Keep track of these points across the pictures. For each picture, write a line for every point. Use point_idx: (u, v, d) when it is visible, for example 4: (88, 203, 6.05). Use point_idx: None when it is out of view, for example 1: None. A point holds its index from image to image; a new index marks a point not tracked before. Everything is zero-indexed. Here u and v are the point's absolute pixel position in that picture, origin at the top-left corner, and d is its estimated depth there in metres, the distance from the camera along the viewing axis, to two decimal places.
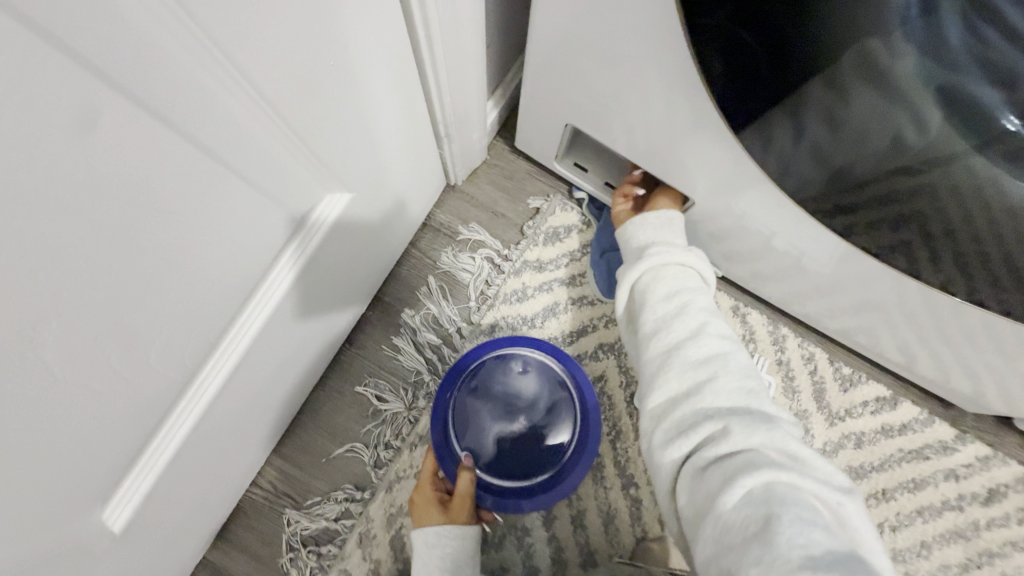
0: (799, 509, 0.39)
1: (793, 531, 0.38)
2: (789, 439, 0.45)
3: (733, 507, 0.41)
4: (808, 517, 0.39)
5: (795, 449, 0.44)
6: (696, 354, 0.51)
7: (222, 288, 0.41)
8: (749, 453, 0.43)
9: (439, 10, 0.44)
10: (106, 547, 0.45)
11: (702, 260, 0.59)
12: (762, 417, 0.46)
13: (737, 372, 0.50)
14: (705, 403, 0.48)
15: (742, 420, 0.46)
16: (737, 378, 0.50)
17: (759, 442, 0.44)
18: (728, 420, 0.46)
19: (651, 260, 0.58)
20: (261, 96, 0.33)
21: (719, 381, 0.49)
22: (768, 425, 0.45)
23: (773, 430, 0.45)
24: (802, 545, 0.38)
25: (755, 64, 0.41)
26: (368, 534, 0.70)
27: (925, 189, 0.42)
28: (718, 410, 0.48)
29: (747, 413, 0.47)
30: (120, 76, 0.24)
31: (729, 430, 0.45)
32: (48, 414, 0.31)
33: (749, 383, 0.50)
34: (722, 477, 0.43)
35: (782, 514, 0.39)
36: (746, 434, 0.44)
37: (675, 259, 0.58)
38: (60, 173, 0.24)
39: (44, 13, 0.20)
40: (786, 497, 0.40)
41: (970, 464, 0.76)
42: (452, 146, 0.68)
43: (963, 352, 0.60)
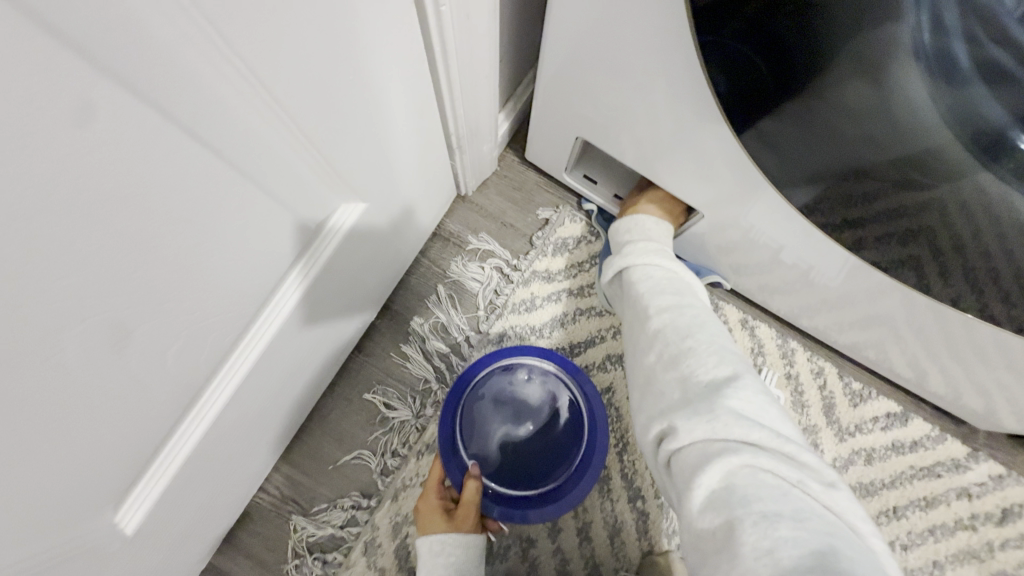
0: (761, 506, 0.37)
1: (754, 534, 0.36)
2: (734, 422, 0.42)
3: (700, 513, 0.40)
4: (774, 511, 0.37)
5: (747, 432, 0.42)
6: (646, 340, 0.53)
7: (238, 295, 0.42)
8: (700, 449, 0.42)
9: (454, 27, 0.45)
10: (116, 550, 0.45)
11: (651, 245, 0.60)
12: (706, 401, 0.44)
13: (677, 340, 0.50)
14: (656, 388, 0.49)
15: (685, 413, 0.44)
16: (678, 349, 0.50)
17: (703, 435, 0.42)
18: (675, 417, 0.45)
19: (606, 267, 0.62)
20: (281, 109, 0.34)
21: (664, 359, 0.50)
22: (709, 413, 0.43)
23: (714, 419, 0.42)
24: (768, 550, 0.35)
25: (765, 80, 0.41)
26: (374, 542, 0.71)
27: (936, 205, 0.42)
28: (671, 404, 0.47)
29: (692, 401, 0.45)
30: (147, 88, 0.25)
31: (676, 429, 0.44)
32: (67, 415, 0.31)
33: (690, 348, 0.49)
34: (684, 481, 0.42)
35: (742, 518, 0.37)
36: (688, 430, 0.43)
37: (622, 259, 0.61)
38: (86, 182, 0.25)
39: (80, 30, 0.21)
40: (744, 495, 0.38)
41: (983, 483, 0.75)
42: (463, 157, 0.69)
43: (975, 369, 0.59)
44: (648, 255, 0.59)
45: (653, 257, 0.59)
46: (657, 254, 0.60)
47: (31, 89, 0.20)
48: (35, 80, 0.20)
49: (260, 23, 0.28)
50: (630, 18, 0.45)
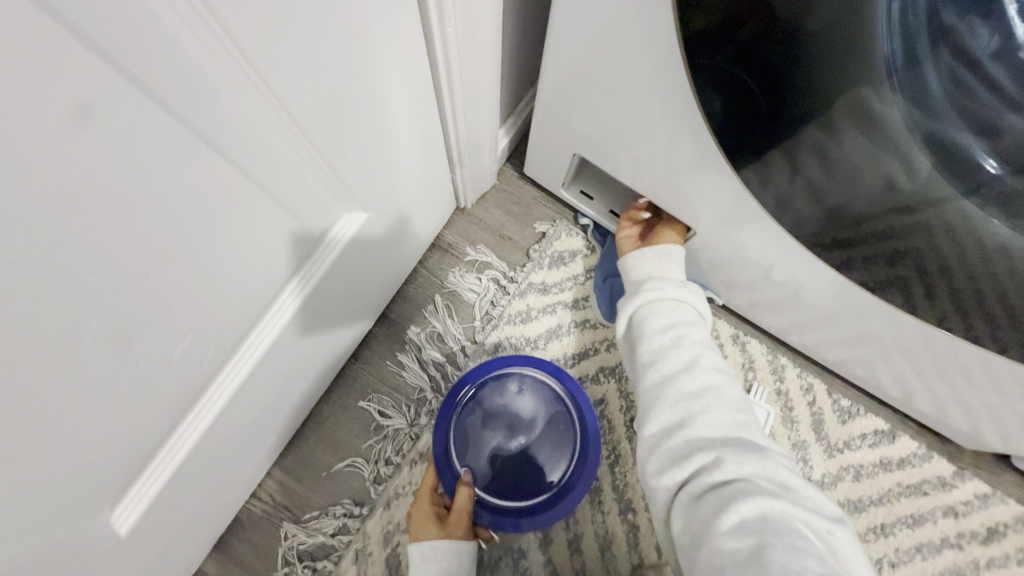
0: (792, 539, 0.40)
1: (785, 560, 0.38)
2: (780, 468, 0.46)
3: (728, 535, 0.41)
4: (801, 546, 0.39)
5: (785, 478, 0.45)
6: (690, 387, 0.53)
7: (241, 299, 0.43)
8: (741, 482, 0.44)
9: (458, 46, 0.47)
10: (109, 550, 0.45)
11: (697, 294, 0.61)
12: (754, 446, 0.48)
13: (730, 406, 0.51)
14: (698, 435, 0.49)
15: (733, 450, 0.47)
16: (730, 412, 0.50)
17: (751, 471, 0.45)
18: (720, 451, 0.47)
19: (644, 292, 0.60)
20: (292, 119, 0.35)
21: (710, 415, 0.50)
22: (759, 454, 0.46)
23: (764, 459, 0.46)
24: (798, 572, 0.37)
25: (755, 104, 0.43)
26: (364, 551, 0.70)
27: (920, 227, 0.44)
28: (708, 439, 0.49)
29: (740, 444, 0.48)
30: (174, 100, 0.26)
31: (722, 461, 0.46)
32: (75, 411, 0.32)
33: (741, 417, 0.51)
34: (716, 505, 0.43)
35: (774, 544, 0.39)
36: (737, 463, 0.45)
37: (669, 294, 0.60)
38: (114, 187, 0.26)
39: (117, 45, 0.22)
40: (778, 527, 0.41)
41: (969, 502, 0.76)
42: (464, 170, 0.71)
43: (959, 388, 0.61)
44: (693, 303, 0.60)
45: (688, 295, 0.61)
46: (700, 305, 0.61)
47: (70, 100, 0.22)
48: (77, 92, 0.22)
49: (278, 41, 0.30)
50: (626, 42, 0.48)
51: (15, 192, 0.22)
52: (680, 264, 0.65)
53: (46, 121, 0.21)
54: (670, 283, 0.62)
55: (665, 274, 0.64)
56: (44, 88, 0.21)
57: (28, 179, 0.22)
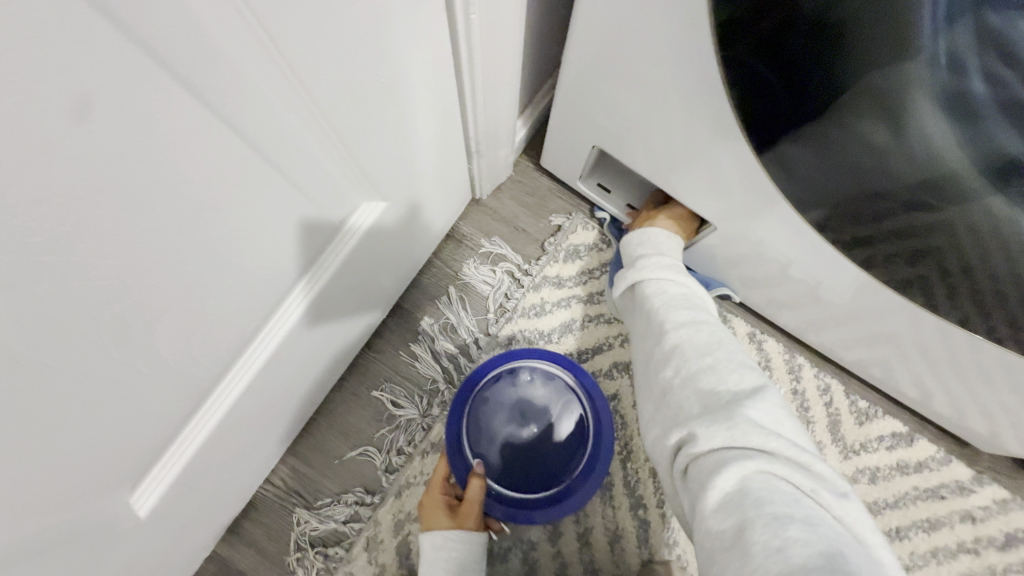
0: (774, 508, 0.37)
1: (764, 533, 0.36)
2: (752, 431, 0.43)
3: (712, 515, 0.40)
4: (785, 515, 0.37)
5: (762, 441, 0.42)
6: (662, 356, 0.53)
7: (259, 286, 0.43)
8: (718, 454, 0.42)
9: (480, 34, 0.46)
10: (128, 531, 0.46)
11: (660, 260, 0.62)
12: (725, 411, 0.45)
13: (697, 354, 0.51)
14: (676, 408, 0.49)
15: (704, 421, 0.45)
16: (695, 362, 0.50)
17: (723, 442, 0.43)
18: (693, 424, 0.46)
19: (625, 279, 0.63)
20: (315, 105, 0.34)
21: (681, 373, 0.50)
22: (729, 420, 0.44)
23: (734, 426, 0.43)
24: (779, 548, 0.35)
25: (782, 100, 0.42)
26: (375, 538, 0.71)
27: (947, 227, 0.42)
28: (687, 412, 0.47)
29: (714, 409, 0.46)
30: (199, 83, 0.26)
31: (695, 435, 0.45)
32: (96, 392, 0.32)
33: (710, 361, 0.50)
34: (697, 483, 0.42)
35: (753, 520, 0.37)
36: (709, 436, 0.43)
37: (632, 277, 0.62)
38: (140, 169, 0.26)
39: (146, 26, 0.22)
40: (757, 498, 0.39)
41: (987, 507, 0.75)
42: (480, 161, 0.70)
43: (981, 392, 0.59)
44: (655, 270, 0.61)
45: (666, 271, 0.61)
46: (664, 269, 0.61)
47: (98, 79, 0.21)
48: (106, 72, 0.22)
49: (305, 24, 0.29)
50: (650, 32, 0.46)
51: (45, 173, 0.22)
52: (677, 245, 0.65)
53: (76, 100, 0.21)
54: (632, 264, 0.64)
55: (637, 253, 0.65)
56: (72, 67, 0.20)
57: (57, 159, 0.22)
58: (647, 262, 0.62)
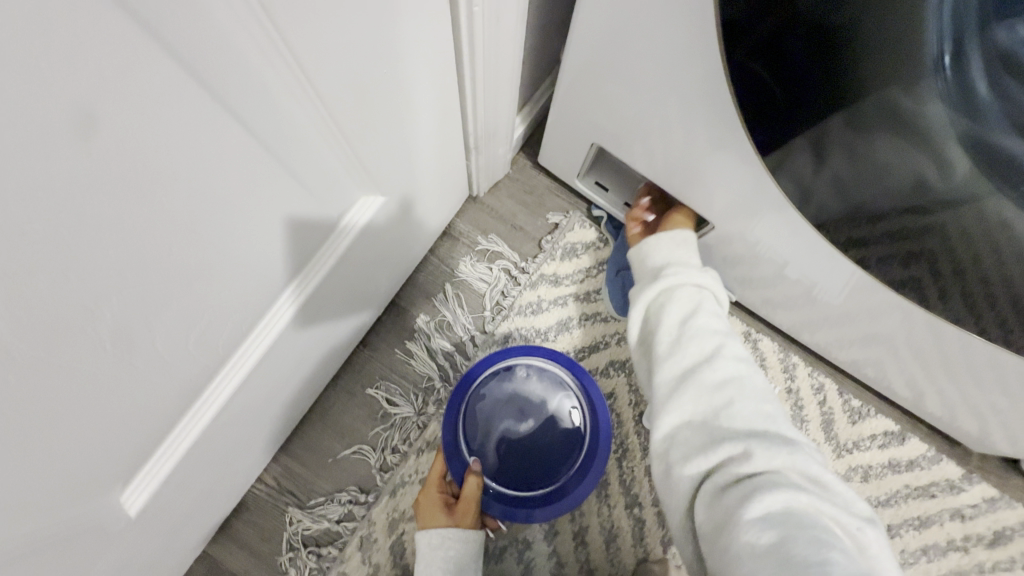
0: (817, 531, 0.39)
1: (808, 547, 0.38)
2: (810, 464, 0.45)
3: (750, 521, 0.41)
4: (829, 542, 0.38)
5: (816, 476, 0.44)
6: (714, 378, 0.51)
7: (256, 282, 0.42)
8: (770, 474, 0.44)
9: (484, 29, 0.46)
10: (119, 531, 0.45)
11: (719, 284, 0.59)
12: (782, 440, 0.46)
13: (754, 397, 0.50)
14: (723, 426, 0.48)
15: (761, 442, 0.46)
16: (753, 403, 0.49)
17: (779, 465, 0.44)
18: (749, 442, 0.46)
19: (664, 280, 0.58)
20: (317, 97, 0.34)
21: (735, 407, 0.49)
22: (789, 448, 0.45)
23: (794, 455, 0.45)
24: (821, 563, 0.37)
25: (782, 101, 0.42)
26: (369, 538, 0.70)
27: (942, 228, 0.42)
28: (733, 428, 0.48)
29: (767, 436, 0.47)
30: (206, 71, 0.26)
31: (750, 453, 0.45)
32: (90, 390, 0.31)
33: (766, 407, 0.50)
34: (741, 494, 0.43)
35: (799, 536, 0.38)
36: (766, 455, 0.45)
37: (689, 281, 0.58)
38: (143, 159, 0.25)
39: (153, 11, 0.21)
40: (803, 520, 0.40)
41: (976, 505, 0.76)
42: (479, 158, 0.70)
43: (974, 393, 0.60)
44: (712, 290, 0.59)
45: (705, 283, 0.59)
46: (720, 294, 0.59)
47: (104, 65, 0.21)
48: (112, 57, 0.21)
49: (312, 13, 0.29)
50: (652, 31, 0.46)
51: (44, 159, 0.21)
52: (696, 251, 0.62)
53: (81, 87, 0.20)
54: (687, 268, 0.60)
55: (682, 261, 0.62)
56: (77, 52, 0.20)
57: (60, 147, 0.21)
58: (692, 272, 0.59)
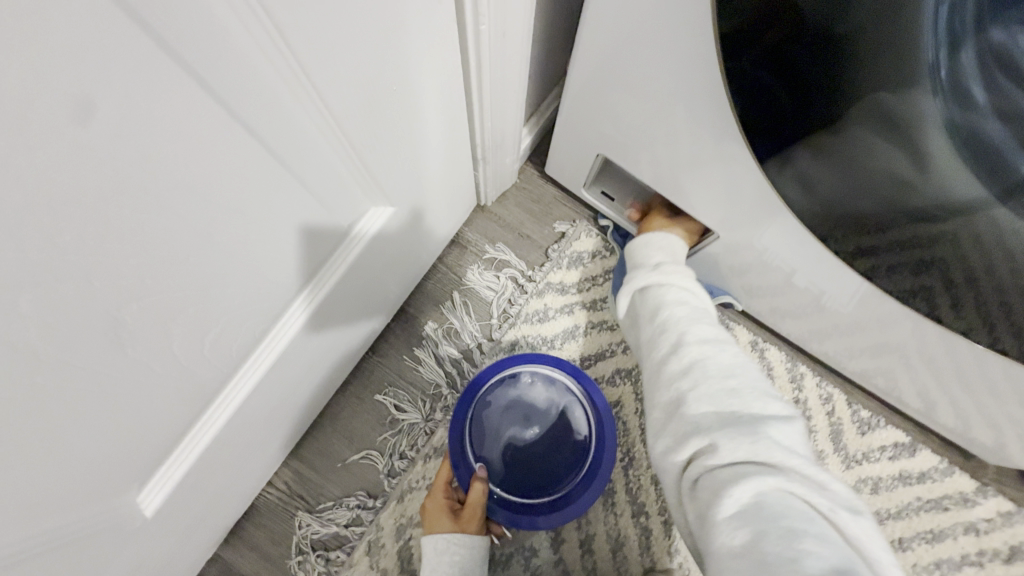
0: (789, 522, 0.38)
1: (779, 545, 0.37)
2: (775, 449, 0.43)
3: (723, 521, 0.41)
4: (802, 529, 0.37)
5: (783, 457, 0.43)
6: (679, 366, 0.53)
7: (269, 288, 0.44)
8: (738, 466, 0.43)
9: (490, 43, 0.47)
10: (135, 530, 0.46)
11: (682, 273, 0.61)
12: (749, 425, 0.46)
13: (719, 374, 0.51)
14: (690, 415, 0.49)
15: (726, 432, 0.45)
16: (717, 381, 0.50)
17: (744, 456, 0.43)
18: (714, 435, 0.46)
19: (627, 287, 0.63)
20: (329, 110, 0.35)
21: (700, 388, 0.50)
22: (753, 434, 0.44)
23: (757, 440, 0.44)
24: (793, 559, 0.36)
25: (789, 109, 0.43)
26: (377, 543, 0.71)
27: (950, 238, 0.42)
28: (704, 421, 0.48)
29: (734, 421, 0.46)
30: (221, 88, 0.27)
31: (716, 446, 0.45)
32: (111, 391, 0.33)
33: (731, 384, 0.50)
34: (712, 491, 0.43)
35: (769, 532, 0.38)
36: (731, 447, 0.44)
37: (647, 282, 0.62)
38: (165, 172, 0.27)
39: (175, 34, 0.23)
40: (774, 512, 0.39)
41: (992, 519, 0.74)
42: (486, 168, 0.71)
43: (985, 403, 0.59)
44: (675, 279, 0.60)
45: (668, 276, 0.61)
46: (686, 281, 0.61)
47: (128, 85, 0.22)
48: (135, 77, 0.22)
49: (324, 32, 0.30)
50: (654, 44, 0.47)
51: (75, 174, 0.23)
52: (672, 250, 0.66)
53: (106, 105, 0.22)
54: (646, 270, 0.63)
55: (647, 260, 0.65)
56: (105, 74, 0.21)
57: (89, 161, 0.23)
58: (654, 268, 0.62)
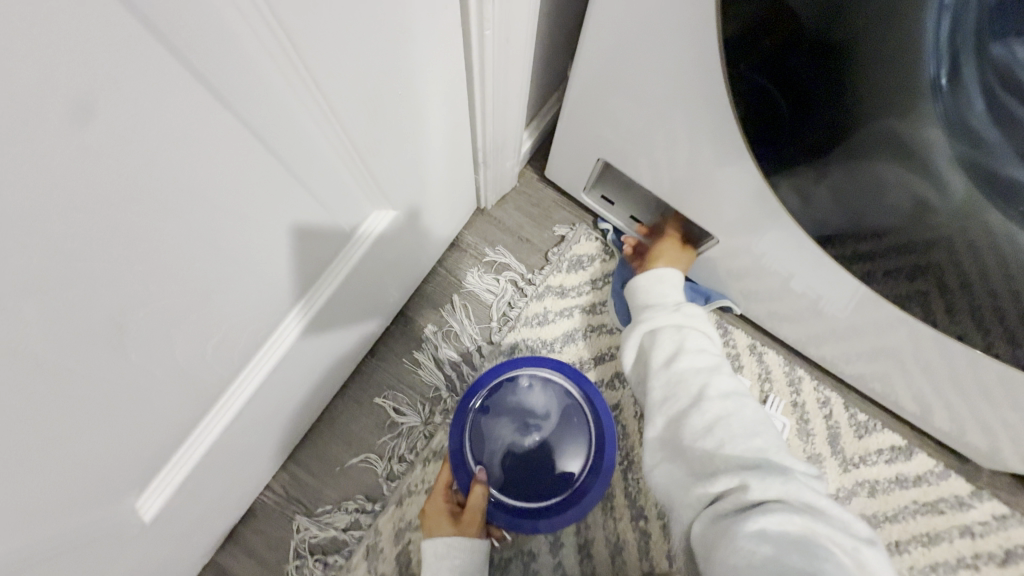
0: (818, 556, 0.39)
1: (806, 571, 0.37)
2: (804, 490, 0.44)
3: (747, 542, 0.41)
4: (828, 565, 0.38)
5: (812, 500, 0.44)
6: (701, 422, 0.51)
7: (271, 292, 0.44)
8: (767, 501, 0.43)
9: (493, 48, 0.47)
10: (134, 535, 0.46)
11: (700, 318, 0.61)
12: (777, 468, 0.46)
13: (744, 433, 0.50)
14: (718, 465, 0.48)
15: (756, 472, 0.46)
16: (745, 441, 0.49)
17: (774, 493, 0.44)
18: (744, 474, 0.46)
19: (642, 325, 0.61)
20: (334, 114, 0.35)
21: (727, 447, 0.49)
22: (784, 475, 0.45)
23: (789, 480, 0.45)
24: None
25: (787, 114, 0.43)
26: (375, 546, 0.71)
27: (946, 244, 0.43)
28: (731, 463, 0.48)
29: (762, 468, 0.46)
30: (226, 91, 0.27)
31: (746, 485, 0.45)
32: (114, 395, 0.33)
33: (757, 442, 0.49)
34: (737, 518, 0.43)
35: (795, 558, 0.38)
36: (762, 483, 0.45)
37: (666, 323, 0.60)
38: (171, 175, 0.27)
39: (184, 39, 0.23)
40: (804, 545, 0.40)
41: (986, 522, 0.75)
42: (487, 171, 0.71)
43: (980, 407, 0.60)
44: (693, 324, 0.60)
45: (684, 320, 0.60)
46: (704, 327, 0.60)
47: (137, 89, 0.22)
48: (144, 82, 0.22)
49: (331, 37, 0.30)
50: (656, 50, 0.48)
51: (83, 178, 0.22)
52: (674, 286, 0.65)
53: (115, 110, 0.22)
54: (664, 309, 0.62)
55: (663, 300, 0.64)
56: (115, 79, 0.21)
57: (96, 165, 0.23)
58: (674, 309, 0.61)
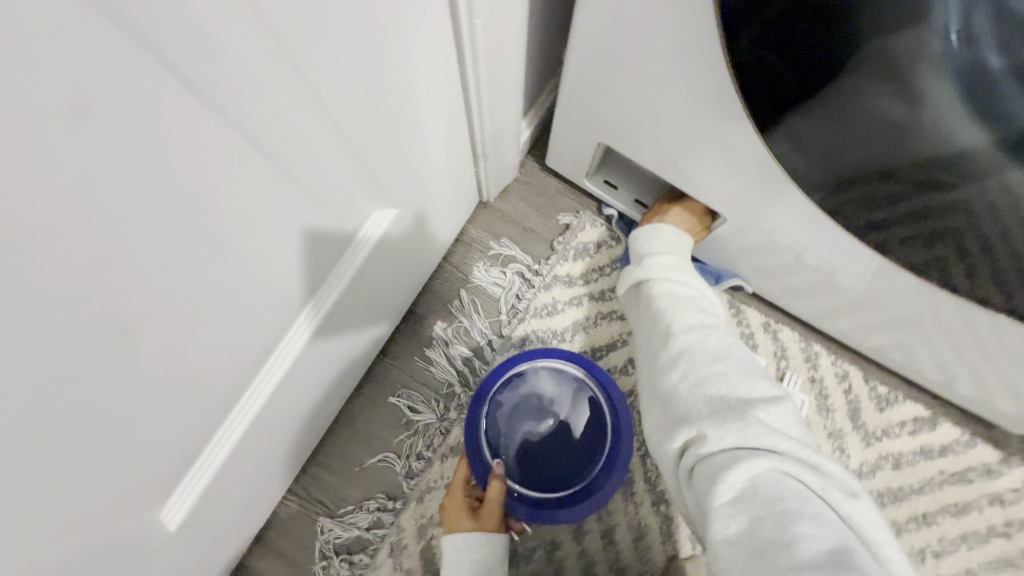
0: (783, 504, 0.38)
1: (776, 532, 0.36)
2: (765, 431, 0.42)
3: (717, 507, 0.40)
4: (796, 510, 0.37)
5: (773, 441, 0.42)
6: (668, 358, 0.52)
7: (280, 297, 0.44)
8: (728, 452, 0.42)
9: (486, 37, 0.46)
10: (161, 545, 0.47)
11: (667, 259, 0.60)
12: (738, 409, 0.44)
13: (708, 362, 0.49)
14: (682, 403, 0.48)
15: (714, 419, 0.44)
16: (704, 370, 0.49)
17: (734, 441, 0.42)
18: (702, 423, 0.44)
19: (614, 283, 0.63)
20: (330, 115, 0.35)
21: (690, 378, 0.49)
22: (742, 420, 0.43)
23: (746, 426, 0.42)
24: (788, 543, 0.35)
25: (791, 88, 0.42)
26: (399, 544, 0.71)
27: (965, 208, 0.42)
28: (695, 411, 0.46)
29: (723, 408, 0.45)
30: (222, 102, 0.27)
31: (705, 435, 0.44)
32: (131, 411, 0.33)
33: (720, 369, 0.48)
34: (705, 480, 0.42)
35: (765, 518, 0.37)
36: (719, 435, 0.43)
37: (634, 274, 0.61)
38: (169, 190, 0.27)
39: (174, 50, 0.23)
40: (767, 495, 0.38)
41: (1017, 489, 0.74)
42: (487, 164, 0.70)
43: (1006, 373, 0.59)
44: (658, 268, 0.60)
45: (652, 266, 0.60)
46: (670, 268, 0.60)
47: (132, 106, 0.22)
48: (141, 95, 0.22)
49: (321, 36, 0.30)
50: (652, 30, 0.46)
51: (85, 198, 0.22)
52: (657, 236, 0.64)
53: (112, 128, 0.22)
54: (631, 262, 0.63)
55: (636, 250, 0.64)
56: (112, 95, 0.21)
57: (94, 185, 0.22)
58: (640, 260, 0.62)
